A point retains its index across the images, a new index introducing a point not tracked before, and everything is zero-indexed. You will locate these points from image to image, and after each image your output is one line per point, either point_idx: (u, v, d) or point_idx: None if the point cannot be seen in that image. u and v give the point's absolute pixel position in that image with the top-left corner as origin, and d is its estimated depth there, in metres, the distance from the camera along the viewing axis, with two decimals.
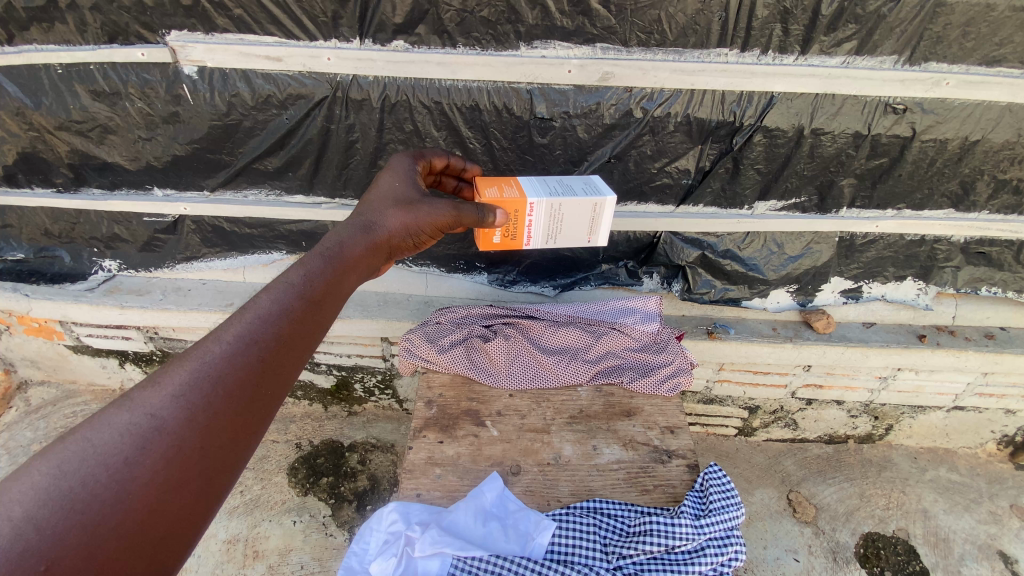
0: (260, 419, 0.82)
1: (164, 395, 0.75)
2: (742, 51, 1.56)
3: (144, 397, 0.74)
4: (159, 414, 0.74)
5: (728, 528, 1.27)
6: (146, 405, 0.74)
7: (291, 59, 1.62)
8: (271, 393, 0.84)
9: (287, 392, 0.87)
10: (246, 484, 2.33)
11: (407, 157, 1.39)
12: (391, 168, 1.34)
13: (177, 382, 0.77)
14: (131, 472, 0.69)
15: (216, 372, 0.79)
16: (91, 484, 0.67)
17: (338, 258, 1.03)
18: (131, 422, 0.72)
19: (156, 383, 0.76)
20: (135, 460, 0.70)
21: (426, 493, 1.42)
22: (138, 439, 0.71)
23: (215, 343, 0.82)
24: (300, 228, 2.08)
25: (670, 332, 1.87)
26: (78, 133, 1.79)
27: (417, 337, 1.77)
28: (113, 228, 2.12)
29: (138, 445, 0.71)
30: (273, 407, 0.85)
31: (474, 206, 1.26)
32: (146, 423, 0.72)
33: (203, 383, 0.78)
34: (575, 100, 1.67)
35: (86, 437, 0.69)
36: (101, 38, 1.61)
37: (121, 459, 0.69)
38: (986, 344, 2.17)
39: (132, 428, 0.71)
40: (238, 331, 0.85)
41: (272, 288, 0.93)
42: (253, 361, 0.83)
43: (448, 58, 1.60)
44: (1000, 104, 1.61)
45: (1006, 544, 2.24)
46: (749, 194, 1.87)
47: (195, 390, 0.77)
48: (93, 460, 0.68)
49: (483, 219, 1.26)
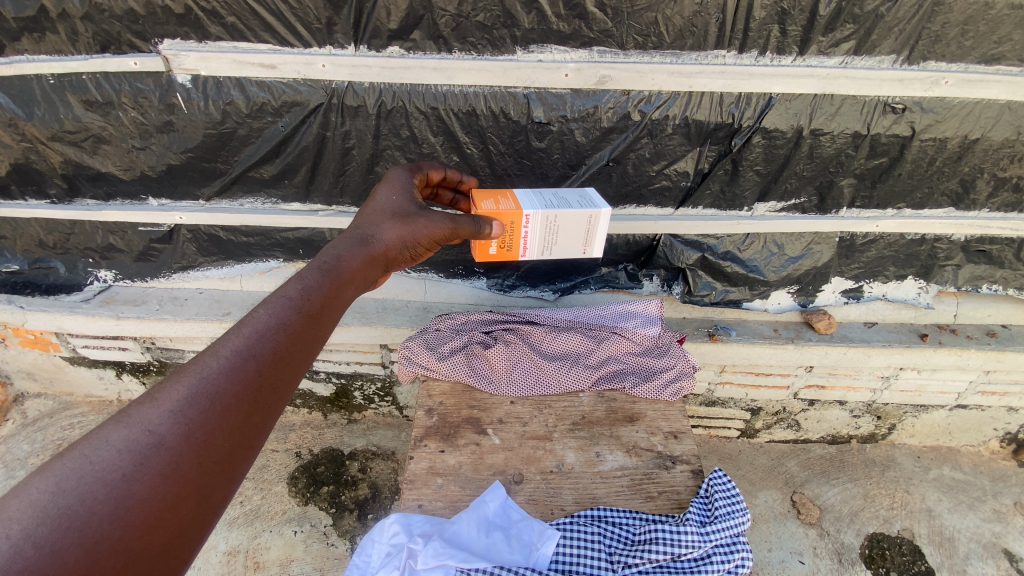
0: (258, 435, 0.81)
1: (162, 410, 0.74)
2: (740, 53, 1.56)
3: (142, 413, 0.73)
4: (158, 430, 0.72)
5: (734, 535, 1.26)
6: (143, 421, 0.72)
7: (285, 66, 1.61)
8: (269, 409, 0.83)
9: (285, 407, 0.85)
10: (245, 494, 2.30)
11: (403, 169, 1.37)
12: (388, 180, 1.32)
13: (176, 398, 0.75)
14: (130, 488, 0.67)
15: (213, 388, 0.78)
16: (89, 500, 0.65)
17: (336, 270, 1.02)
18: (130, 438, 0.70)
19: (153, 399, 0.75)
20: (133, 476, 0.68)
21: (428, 503, 1.40)
22: (136, 455, 0.69)
23: (213, 358, 0.81)
24: (296, 236, 2.06)
25: (671, 336, 1.85)
26: (71, 143, 1.77)
27: (417, 345, 1.75)
28: (108, 238, 2.10)
29: (136, 461, 0.69)
30: (270, 422, 0.83)
31: (471, 219, 1.24)
32: (144, 439, 0.71)
33: (201, 398, 0.76)
34: (572, 103, 1.66)
35: (85, 453, 0.67)
36: (93, 48, 1.59)
37: (119, 475, 0.67)
38: (988, 342, 2.16)
39: (130, 445, 0.69)
40: (237, 346, 0.83)
41: (271, 302, 0.91)
42: (250, 375, 0.82)
43: (443, 64, 1.59)
44: (999, 102, 1.60)
45: (1010, 542, 2.23)
46: (749, 196, 1.86)
47: (193, 405, 0.75)
48: (90, 478, 0.66)
49: (480, 231, 1.24)
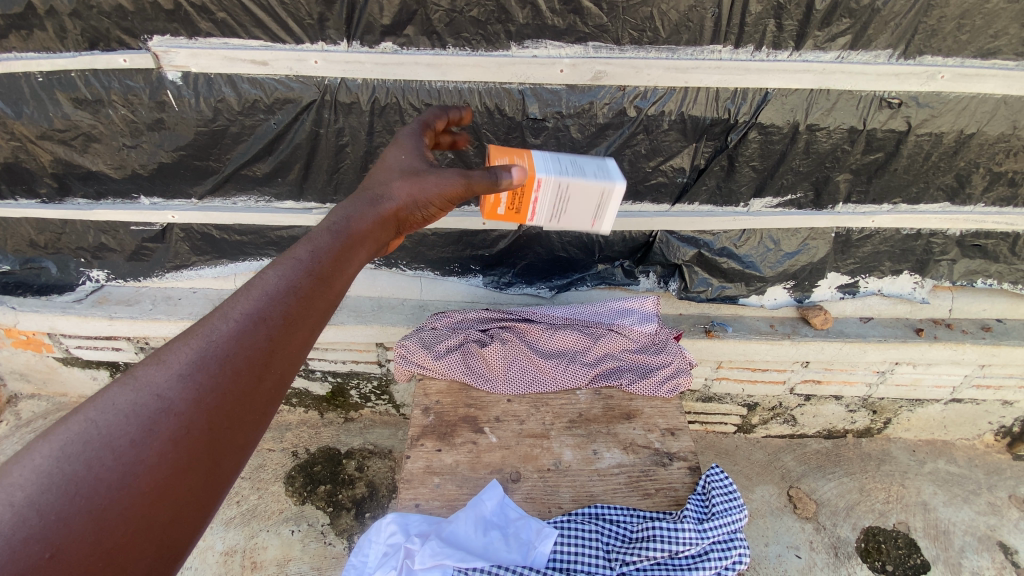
0: (271, 401, 0.77)
1: (169, 374, 0.71)
2: (736, 48, 1.55)
3: (149, 377, 0.70)
4: (165, 395, 0.69)
5: (732, 531, 1.26)
6: (151, 385, 0.70)
7: (277, 63, 1.59)
8: (282, 374, 0.79)
9: (299, 372, 0.81)
10: (242, 494, 2.29)
11: (416, 125, 1.31)
12: (400, 137, 1.27)
13: (183, 362, 0.72)
14: (136, 456, 0.66)
15: (222, 352, 0.74)
16: (95, 467, 0.64)
17: (349, 231, 0.97)
18: (137, 403, 0.68)
19: (160, 362, 0.72)
20: (140, 443, 0.66)
21: (425, 503, 1.40)
22: (143, 420, 0.67)
23: (223, 320, 0.77)
24: (290, 234, 2.05)
25: (668, 333, 1.84)
26: (60, 142, 1.75)
27: (413, 344, 1.74)
28: (100, 238, 2.07)
29: (143, 427, 0.67)
30: (284, 387, 0.79)
31: (487, 173, 1.18)
32: (151, 404, 0.68)
33: (210, 363, 0.73)
34: (567, 99, 1.65)
35: (91, 418, 0.66)
36: (81, 45, 1.57)
37: (126, 441, 0.66)
38: (983, 336, 2.17)
39: (137, 410, 0.68)
40: (246, 308, 0.79)
41: (282, 262, 0.86)
42: (260, 339, 0.77)
43: (437, 59, 1.57)
44: (995, 96, 1.59)
45: (1005, 535, 2.25)
46: (745, 191, 1.85)
47: (202, 371, 0.72)
48: (96, 443, 0.65)
49: (497, 182, 1.19)
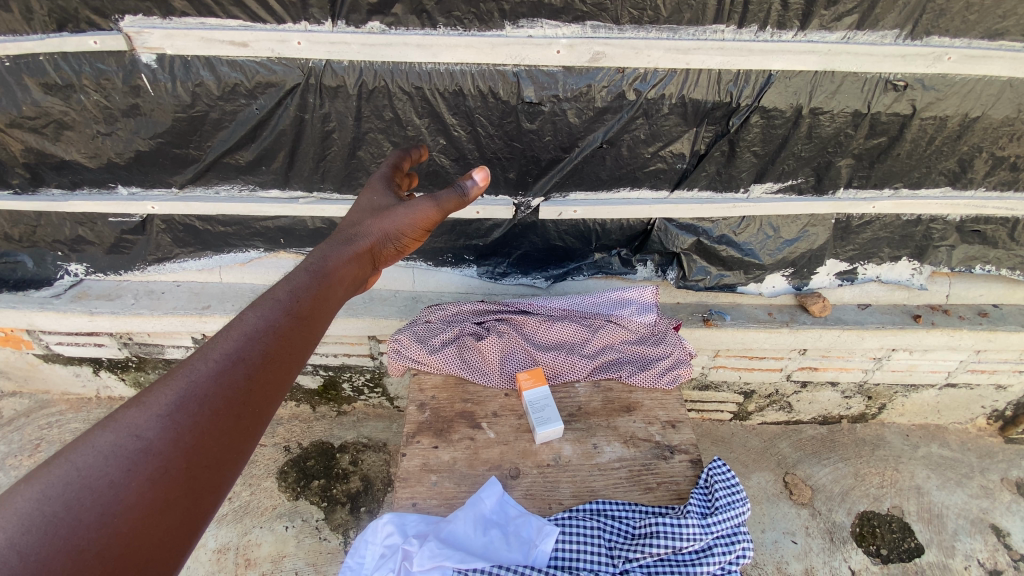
0: (249, 439, 0.74)
1: (150, 414, 0.68)
2: (739, 27, 1.49)
3: (129, 417, 0.67)
4: (146, 435, 0.66)
5: (735, 525, 1.24)
6: (130, 426, 0.66)
7: (258, 44, 1.51)
8: (259, 412, 0.76)
9: (277, 410, 0.79)
10: (234, 491, 2.25)
11: (383, 167, 1.30)
12: (368, 180, 1.25)
13: (164, 402, 0.69)
14: (117, 494, 0.62)
15: (203, 392, 0.72)
16: (75, 508, 0.59)
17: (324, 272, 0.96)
18: (117, 445, 0.64)
19: (140, 402, 0.69)
20: (121, 483, 0.62)
21: (423, 502, 1.36)
22: (124, 461, 0.64)
23: (202, 361, 0.75)
24: (276, 224, 1.98)
25: (667, 323, 1.80)
26: (31, 130, 1.66)
27: (406, 338, 1.70)
28: (77, 230, 1.99)
29: (124, 468, 0.63)
30: (261, 425, 0.76)
31: (453, 186, 1.18)
32: (131, 445, 0.65)
33: (190, 402, 0.70)
34: (564, 82, 1.59)
35: (70, 460, 0.62)
36: (49, 26, 1.48)
37: (107, 482, 0.62)
38: (980, 322, 2.16)
39: (117, 451, 0.64)
40: (225, 348, 0.77)
41: (259, 305, 0.85)
42: (239, 378, 0.75)
43: (427, 40, 1.50)
44: (1001, 78, 1.55)
45: (997, 518, 2.27)
46: (745, 177, 1.81)
47: (183, 409, 0.69)
48: (77, 484, 0.61)
49: (465, 193, 1.19)
